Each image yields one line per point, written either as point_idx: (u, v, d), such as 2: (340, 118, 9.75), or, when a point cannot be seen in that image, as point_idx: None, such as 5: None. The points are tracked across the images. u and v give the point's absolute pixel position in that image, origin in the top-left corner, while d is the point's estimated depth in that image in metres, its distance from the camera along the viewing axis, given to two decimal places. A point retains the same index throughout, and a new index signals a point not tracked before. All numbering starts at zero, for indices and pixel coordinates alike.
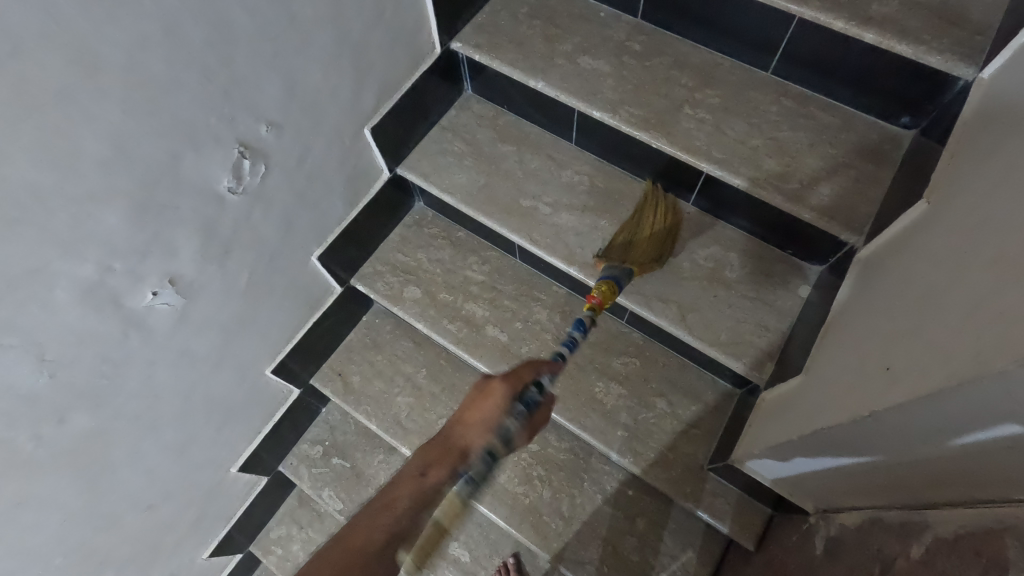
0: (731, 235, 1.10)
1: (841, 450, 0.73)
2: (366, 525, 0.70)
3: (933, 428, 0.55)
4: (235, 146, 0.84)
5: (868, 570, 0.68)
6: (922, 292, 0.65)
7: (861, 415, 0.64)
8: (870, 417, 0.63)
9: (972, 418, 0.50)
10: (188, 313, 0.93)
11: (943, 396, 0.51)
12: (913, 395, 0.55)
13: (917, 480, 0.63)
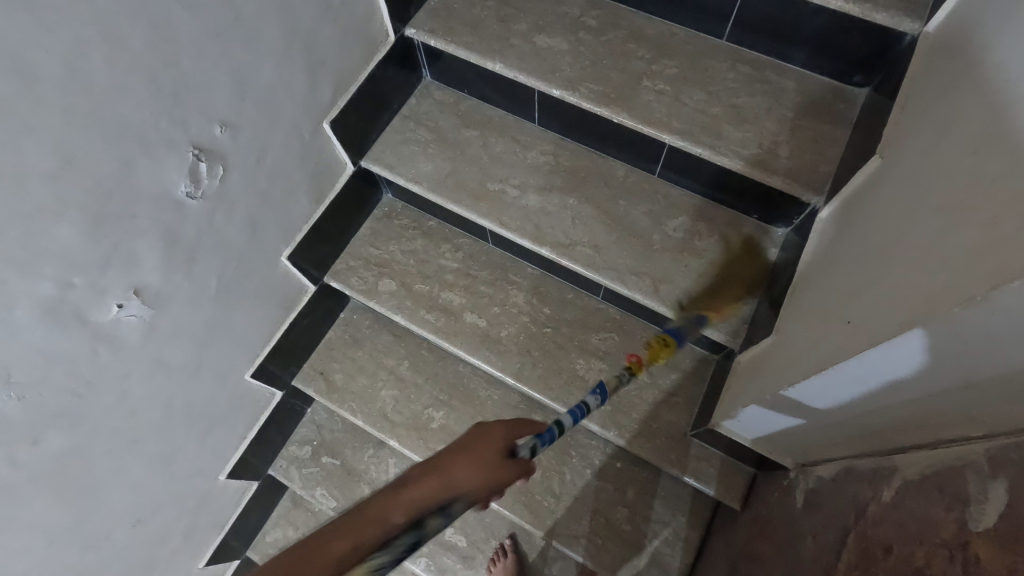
0: (698, 205, 1.12)
1: (813, 405, 0.75)
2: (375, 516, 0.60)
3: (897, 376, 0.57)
4: (190, 148, 0.82)
5: (844, 517, 0.70)
6: (877, 245, 0.67)
7: (830, 369, 0.65)
8: (839, 371, 0.64)
9: (929, 361, 0.52)
10: (158, 324, 0.91)
11: (900, 344, 0.53)
12: (871, 344, 0.57)
13: (886, 429, 0.65)
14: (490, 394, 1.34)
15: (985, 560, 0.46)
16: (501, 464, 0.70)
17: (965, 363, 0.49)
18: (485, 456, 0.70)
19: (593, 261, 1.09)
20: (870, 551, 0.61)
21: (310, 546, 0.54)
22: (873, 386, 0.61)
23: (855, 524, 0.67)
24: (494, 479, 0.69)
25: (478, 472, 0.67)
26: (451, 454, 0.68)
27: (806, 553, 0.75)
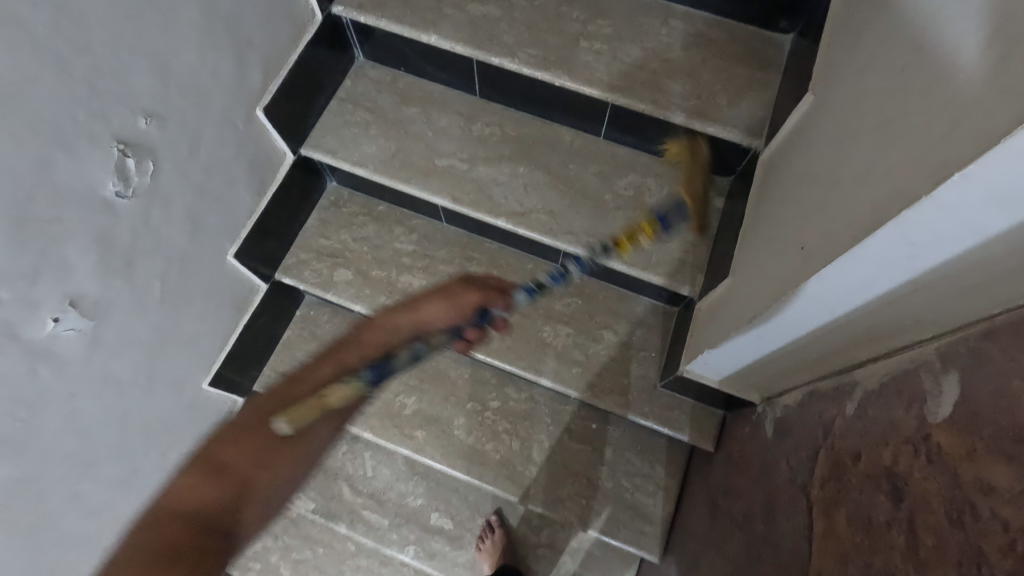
0: (645, 161, 1.14)
1: (775, 336, 0.78)
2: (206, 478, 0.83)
3: (856, 288, 0.60)
4: (114, 143, 0.76)
5: (813, 436, 0.74)
6: (821, 173, 0.69)
7: (794, 295, 0.68)
8: (802, 295, 0.67)
9: (883, 269, 0.55)
10: (100, 336, 0.85)
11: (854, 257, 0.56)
12: (827, 262, 0.60)
13: (849, 344, 0.69)
14: (460, 373, 1.33)
15: (947, 446, 0.49)
16: (464, 297, 1.02)
17: (917, 263, 0.52)
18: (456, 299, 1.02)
19: (549, 227, 1.09)
20: (841, 461, 0.65)
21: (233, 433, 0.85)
22: (833, 303, 0.64)
23: (824, 441, 0.71)
24: (461, 314, 1.01)
25: (447, 306, 1.01)
26: (426, 301, 1.02)
27: (782, 476, 0.79)
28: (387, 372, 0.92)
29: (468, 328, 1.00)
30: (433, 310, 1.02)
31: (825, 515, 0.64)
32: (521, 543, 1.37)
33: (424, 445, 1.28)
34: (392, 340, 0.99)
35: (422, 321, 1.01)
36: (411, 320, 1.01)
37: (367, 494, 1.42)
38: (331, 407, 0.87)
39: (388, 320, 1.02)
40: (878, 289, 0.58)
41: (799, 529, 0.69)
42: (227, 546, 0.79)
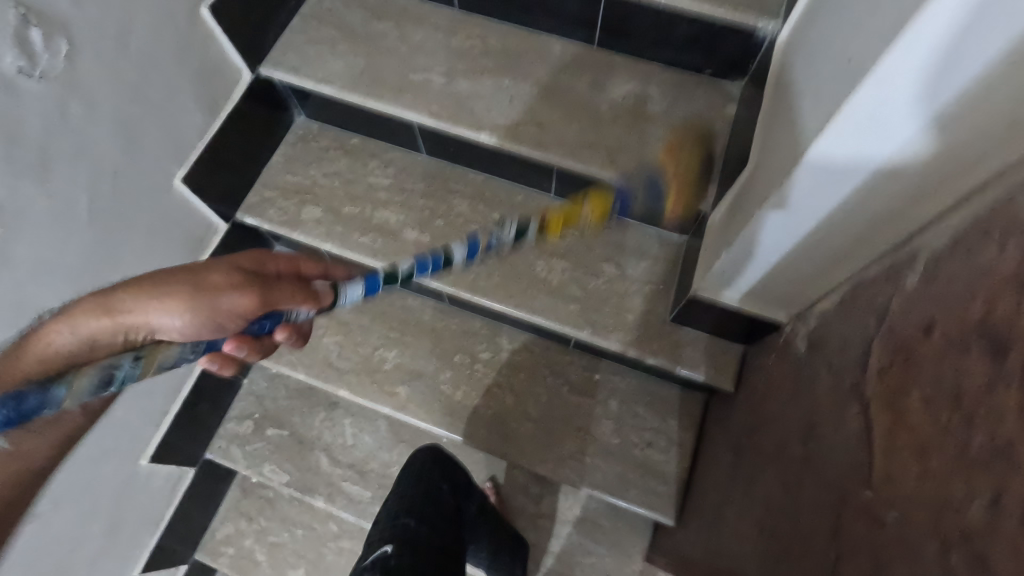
0: (645, 69, 1.02)
1: (808, 207, 0.65)
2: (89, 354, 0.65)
3: (925, 88, 0.46)
4: (12, 6, 0.64)
5: (864, 329, 0.60)
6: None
7: (838, 118, 0.54)
8: (851, 116, 0.53)
9: (967, 42, 0.42)
10: (10, 250, 0.72)
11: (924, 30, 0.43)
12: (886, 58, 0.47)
13: (910, 192, 0.55)
14: (446, 324, 1.20)
15: None
16: (262, 295, 0.69)
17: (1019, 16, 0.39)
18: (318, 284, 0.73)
19: (539, 141, 0.97)
20: (907, 339, 0.52)
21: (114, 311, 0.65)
22: (893, 122, 0.50)
23: (879, 329, 0.57)
24: (226, 318, 0.68)
25: (190, 302, 0.67)
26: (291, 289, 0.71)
27: (823, 387, 0.65)
28: (119, 386, 0.63)
29: (238, 333, 0.70)
30: (230, 298, 0.68)
31: (890, 409, 0.51)
32: (518, 513, 1.23)
33: (406, 403, 1.15)
34: (209, 324, 0.68)
35: (217, 304, 0.67)
36: (203, 300, 0.67)
37: (347, 464, 1.29)
38: (52, 389, 0.58)
39: (152, 309, 0.67)
40: (957, 84, 0.44)
41: (852, 437, 0.56)
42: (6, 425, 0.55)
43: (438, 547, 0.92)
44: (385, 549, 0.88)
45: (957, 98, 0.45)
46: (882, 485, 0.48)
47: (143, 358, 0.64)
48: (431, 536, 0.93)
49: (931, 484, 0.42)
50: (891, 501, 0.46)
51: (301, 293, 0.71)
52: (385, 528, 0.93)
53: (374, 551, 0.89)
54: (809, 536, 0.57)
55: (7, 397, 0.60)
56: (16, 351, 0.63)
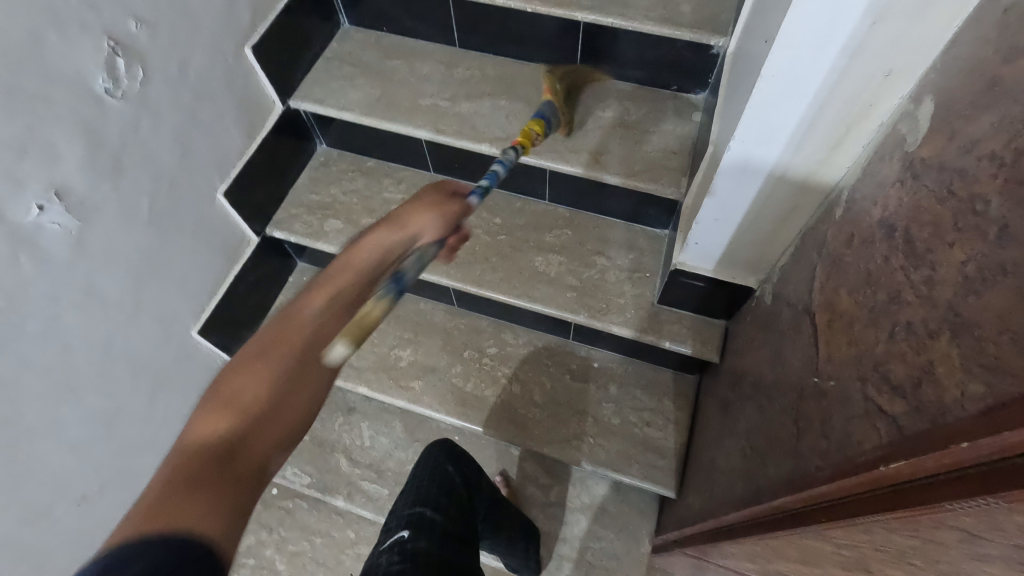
0: (621, 88, 1.19)
1: (744, 177, 0.76)
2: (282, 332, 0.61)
3: (818, 44, 0.57)
4: (105, 38, 0.80)
5: (809, 262, 0.72)
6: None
7: (760, 83, 0.64)
8: (770, 79, 0.63)
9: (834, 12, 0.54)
10: (86, 240, 0.85)
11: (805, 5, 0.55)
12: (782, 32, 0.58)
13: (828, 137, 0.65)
14: (456, 324, 1.31)
15: (931, 150, 0.48)
16: (450, 207, 0.76)
17: None
18: (437, 201, 0.75)
19: (533, 148, 1.12)
20: (837, 254, 0.63)
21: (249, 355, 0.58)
22: (801, 79, 0.61)
23: (819, 257, 0.69)
24: (450, 225, 0.75)
25: (433, 217, 0.74)
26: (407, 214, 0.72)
27: (785, 320, 0.76)
28: (396, 294, 0.68)
29: (454, 237, 0.77)
30: (418, 219, 0.73)
31: (827, 310, 0.62)
32: (529, 503, 1.28)
33: (421, 395, 1.23)
34: (376, 270, 0.68)
35: (414, 235, 0.72)
36: (396, 239, 0.71)
37: (365, 464, 1.35)
38: (240, 437, 0.52)
39: (368, 248, 0.69)
40: (840, 45, 0.56)
41: (806, 345, 0.66)
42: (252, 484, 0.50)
43: (453, 535, 0.90)
44: (401, 535, 0.87)
45: (843, 48, 0.56)
46: (825, 366, 0.58)
47: (424, 257, 0.71)
48: (446, 523, 0.90)
49: (855, 345, 0.53)
50: (831, 373, 0.56)
51: (422, 219, 0.73)
52: (401, 515, 0.91)
53: (390, 537, 0.89)
54: (779, 434, 0.67)
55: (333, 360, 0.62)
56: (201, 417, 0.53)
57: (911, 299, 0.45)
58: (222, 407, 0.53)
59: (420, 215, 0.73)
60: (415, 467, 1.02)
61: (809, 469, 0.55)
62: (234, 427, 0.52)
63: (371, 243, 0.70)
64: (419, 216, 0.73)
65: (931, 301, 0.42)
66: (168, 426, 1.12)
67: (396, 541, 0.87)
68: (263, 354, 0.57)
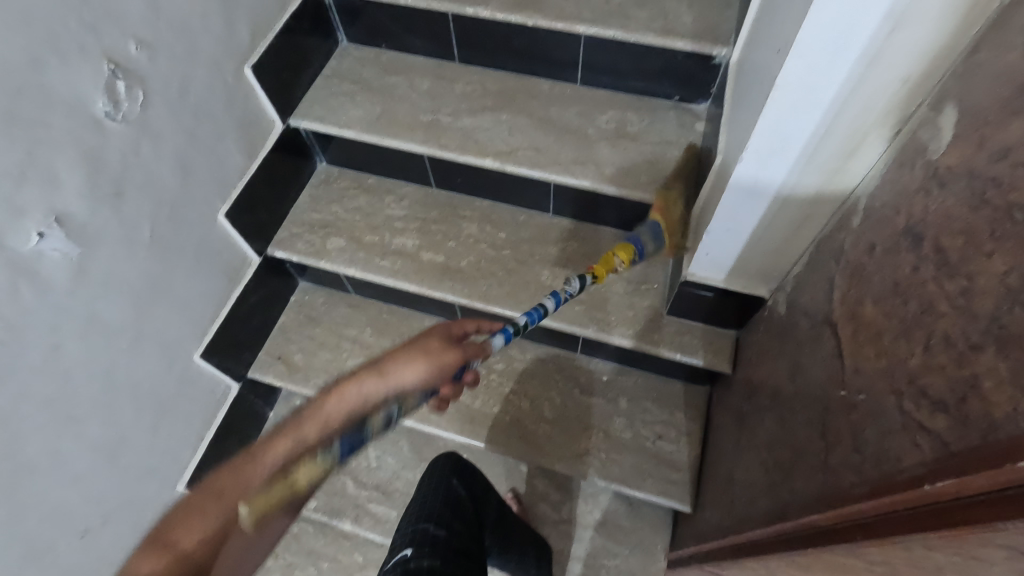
0: (623, 99, 1.18)
1: (757, 189, 0.76)
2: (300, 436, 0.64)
3: (836, 50, 0.56)
4: (105, 61, 0.79)
5: (827, 270, 0.71)
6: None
7: (775, 92, 0.63)
8: (785, 86, 0.62)
9: (851, 21, 0.53)
10: (86, 266, 0.83)
11: (818, 14, 0.54)
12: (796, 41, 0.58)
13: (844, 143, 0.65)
14: None
15: (958, 157, 0.47)
16: (449, 361, 0.73)
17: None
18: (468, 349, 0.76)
19: (537, 161, 1.11)
20: (858, 264, 0.62)
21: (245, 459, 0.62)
22: (817, 86, 0.60)
23: (838, 266, 0.68)
24: (442, 378, 0.73)
25: (423, 366, 0.71)
26: (435, 349, 0.73)
27: (803, 329, 0.75)
28: (356, 448, 0.68)
29: (449, 384, 0.77)
30: (405, 369, 0.71)
31: (851, 320, 0.61)
32: (541, 521, 1.26)
33: (429, 414, 1.21)
34: (346, 419, 0.67)
35: (400, 385, 0.70)
36: (376, 388, 0.69)
37: (373, 486, 1.33)
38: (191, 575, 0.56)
39: (354, 392, 0.68)
40: (856, 53, 0.56)
41: (828, 356, 0.65)
42: None
43: (458, 551, 0.87)
44: (404, 554, 0.85)
45: (862, 52, 0.55)
46: (853, 378, 0.57)
47: (401, 407, 0.71)
48: (450, 539, 0.88)
49: (886, 357, 0.51)
50: (860, 386, 0.55)
51: (450, 354, 0.73)
52: (406, 532, 0.89)
53: (395, 555, 0.87)
54: (805, 448, 0.65)
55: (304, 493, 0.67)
56: (174, 528, 0.58)
57: (946, 309, 0.44)
58: (198, 513, 0.59)
59: (447, 355, 0.73)
60: (421, 479, 0.99)
61: (841, 485, 0.54)
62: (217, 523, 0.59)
63: (400, 366, 0.70)
64: (448, 356, 0.73)
65: (971, 312, 0.41)
66: (169, 453, 1.09)
67: (400, 559, 0.85)
68: (262, 472, 0.61)
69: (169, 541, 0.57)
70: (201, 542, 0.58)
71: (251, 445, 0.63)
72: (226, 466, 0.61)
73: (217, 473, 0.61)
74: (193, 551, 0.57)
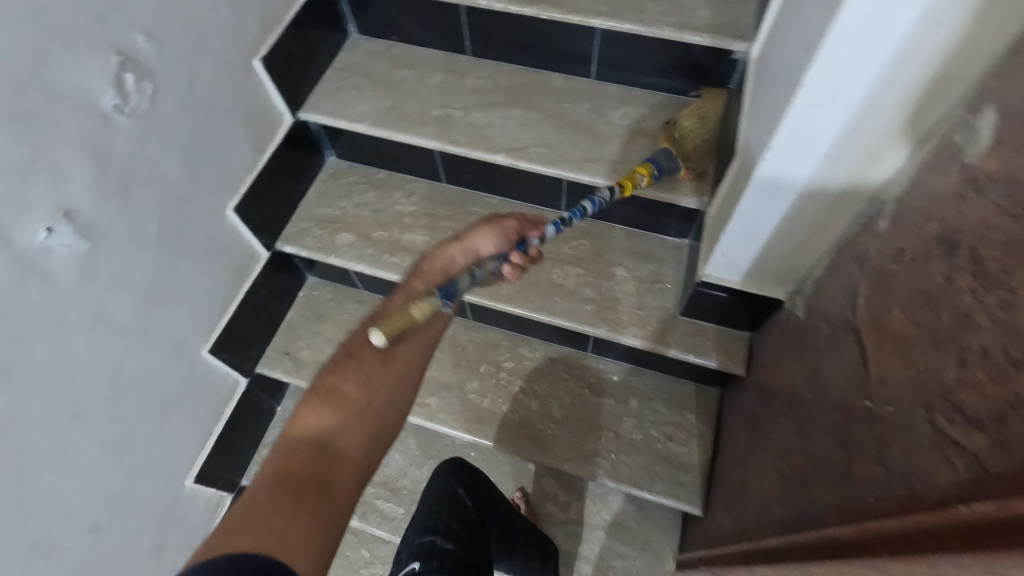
0: (638, 95, 1.16)
1: (778, 190, 0.74)
2: (319, 417, 0.65)
3: (866, 49, 0.54)
4: (112, 53, 0.78)
5: (849, 275, 0.69)
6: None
7: (800, 92, 0.61)
8: (812, 86, 0.60)
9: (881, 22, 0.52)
10: (93, 262, 0.82)
11: (849, 12, 0.52)
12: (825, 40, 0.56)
13: (871, 145, 0.63)
14: (470, 338, 1.28)
15: (996, 163, 0.45)
16: (504, 221, 0.84)
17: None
18: (503, 225, 0.84)
19: (549, 158, 1.09)
20: (883, 270, 0.60)
21: (338, 367, 0.68)
22: (845, 86, 0.58)
23: (861, 271, 0.66)
24: (509, 241, 0.84)
25: (491, 233, 0.82)
26: (470, 230, 0.82)
27: (822, 335, 0.73)
28: (455, 296, 0.74)
29: (517, 254, 0.79)
30: (479, 237, 0.82)
31: (876, 328, 0.59)
32: (548, 521, 1.25)
33: (437, 412, 1.20)
34: (422, 346, 0.72)
35: (472, 251, 0.82)
36: (421, 285, 0.77)
37: (379, 482, 1.32)
38: (319, 448, 0.63)
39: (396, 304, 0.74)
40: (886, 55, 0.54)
41: (850, 363, 0.63)
42: (324, 508, 0.58)
43: (467, 564, 0.86)
44: (413, 567, 0.85)
45: (893, 53, 0.54)
46: (878, 388, 0.55)
47: (481, 268, 0.78)
48: (458, 551, 0.87)
49: (914, 369, 0.50)
50: (885, 398, 0.54)
51: (489, 232, 0.82)
52: (413, 544, 0.89)
53: (403, 568, 0.87)
54: (824, 457, 0.64)
55: (408, 384, 0.70)
56: (293, 425, 0.65)
57: (982, 323, 0.42)
58: (318, 405, 0.66)
59: (481, 236, 0.82)
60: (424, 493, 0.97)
61: (864, 499, 0.52)
62: (338, 413, 0.65)
63: (443, 249, 0.81)
64: (481, 233, 0.82)
65: (1009, 327, 0.39)
66: (176, 449, 1.08)
67: (409, 573, 0.85)
68: (364, 360, 0.69)
69: (302, 427, 0.64)
70: (317, 429, 0.64)
71: (327, 372, 0.68)
72: (323, 374, 0.69)
73: (325, 370, 0.69)
74: (319, 432, 0.64)
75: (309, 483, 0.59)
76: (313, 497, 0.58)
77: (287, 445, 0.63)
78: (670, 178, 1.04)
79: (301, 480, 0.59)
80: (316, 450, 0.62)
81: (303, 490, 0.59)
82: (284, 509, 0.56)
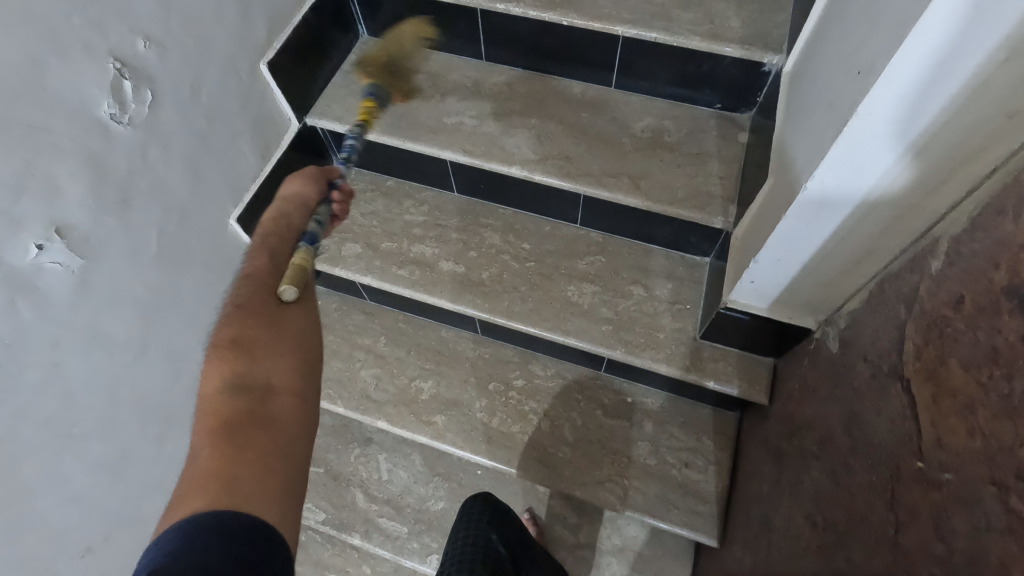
0: (661, 106, 1.11)
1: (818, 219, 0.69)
2: (238, 365, 0.64)
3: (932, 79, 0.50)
4: (110, 60, 0.73)
5: (894, 315, 0.64)
6: (861, 11, 0.62)
7: (852, 121, 0.57)
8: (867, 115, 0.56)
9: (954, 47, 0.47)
10: (88, 279, 0.78)
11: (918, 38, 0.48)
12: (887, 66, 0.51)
13: (925, 179, 0.58)
14: (479, 353, 1.24)
15: None
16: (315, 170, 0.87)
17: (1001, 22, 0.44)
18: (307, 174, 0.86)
19: (567, 171, 1.05)
20: (937, 317, 0.55)
21: (231, 315, 0.67)
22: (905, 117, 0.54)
23: (909, 313, 0.61)
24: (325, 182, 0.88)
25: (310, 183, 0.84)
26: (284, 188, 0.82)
27: (861, 376, 0.69)
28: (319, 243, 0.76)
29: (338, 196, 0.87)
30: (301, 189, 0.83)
31: (929, 381, 0.54)
32: (558, 545, 1.21)
33: (444, 431, 1.16)
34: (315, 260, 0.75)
35: (304, 203, 0.81)
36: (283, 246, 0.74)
37: (383, 500, 1.28)
38: (255, 391, 0.62)
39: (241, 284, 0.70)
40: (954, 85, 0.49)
41: (896, 414, 0.59)
42: (271, 440, 0.59)
43: None
44: None
45: (963, 84, 0.49)
46: (933, 451, 0.51)
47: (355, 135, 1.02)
48: None
49: (979, 437, 0.45)
50: (943, 463, 0.49)
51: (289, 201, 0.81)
52: None
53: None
54: (866, 515, 0.59)
55: (309, 312, 0.73)
56: (202, 381, 0.63)
57: None
58: (228, 354, 0.64)
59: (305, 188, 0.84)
60: (456, 536, 0.97)
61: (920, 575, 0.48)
62: (262, 349, 0.66)
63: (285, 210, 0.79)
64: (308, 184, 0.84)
65: None
66: (174, 467, 1.04)
67: None
68: (257, 300, 0.68)
69: (232, 365, 0.63)
70: (238, 370, 0.63)
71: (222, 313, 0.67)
72: (219, 325, 0.66)
73: (221, 322, 0.66)
74: (241, 375, 0.63)
75: (244, 422, 0.59)
76: (257, 433, 0.58)
77: (212, 401, 0.61)
78: (683, 195, 1.00)
79: (238, 423, 0.58)
80: (241, 393, 0.61)
81: (242, 436, 0.57)
82: (234, 458, 0.55)
